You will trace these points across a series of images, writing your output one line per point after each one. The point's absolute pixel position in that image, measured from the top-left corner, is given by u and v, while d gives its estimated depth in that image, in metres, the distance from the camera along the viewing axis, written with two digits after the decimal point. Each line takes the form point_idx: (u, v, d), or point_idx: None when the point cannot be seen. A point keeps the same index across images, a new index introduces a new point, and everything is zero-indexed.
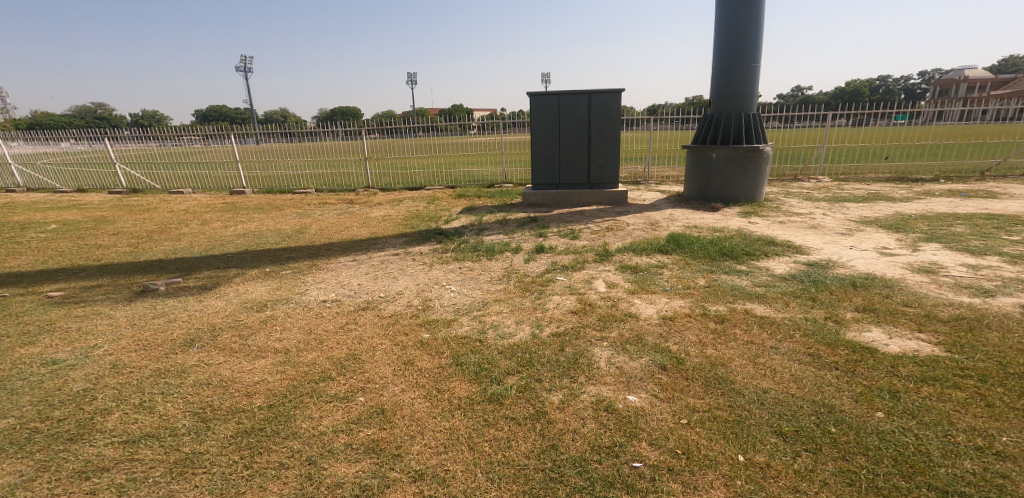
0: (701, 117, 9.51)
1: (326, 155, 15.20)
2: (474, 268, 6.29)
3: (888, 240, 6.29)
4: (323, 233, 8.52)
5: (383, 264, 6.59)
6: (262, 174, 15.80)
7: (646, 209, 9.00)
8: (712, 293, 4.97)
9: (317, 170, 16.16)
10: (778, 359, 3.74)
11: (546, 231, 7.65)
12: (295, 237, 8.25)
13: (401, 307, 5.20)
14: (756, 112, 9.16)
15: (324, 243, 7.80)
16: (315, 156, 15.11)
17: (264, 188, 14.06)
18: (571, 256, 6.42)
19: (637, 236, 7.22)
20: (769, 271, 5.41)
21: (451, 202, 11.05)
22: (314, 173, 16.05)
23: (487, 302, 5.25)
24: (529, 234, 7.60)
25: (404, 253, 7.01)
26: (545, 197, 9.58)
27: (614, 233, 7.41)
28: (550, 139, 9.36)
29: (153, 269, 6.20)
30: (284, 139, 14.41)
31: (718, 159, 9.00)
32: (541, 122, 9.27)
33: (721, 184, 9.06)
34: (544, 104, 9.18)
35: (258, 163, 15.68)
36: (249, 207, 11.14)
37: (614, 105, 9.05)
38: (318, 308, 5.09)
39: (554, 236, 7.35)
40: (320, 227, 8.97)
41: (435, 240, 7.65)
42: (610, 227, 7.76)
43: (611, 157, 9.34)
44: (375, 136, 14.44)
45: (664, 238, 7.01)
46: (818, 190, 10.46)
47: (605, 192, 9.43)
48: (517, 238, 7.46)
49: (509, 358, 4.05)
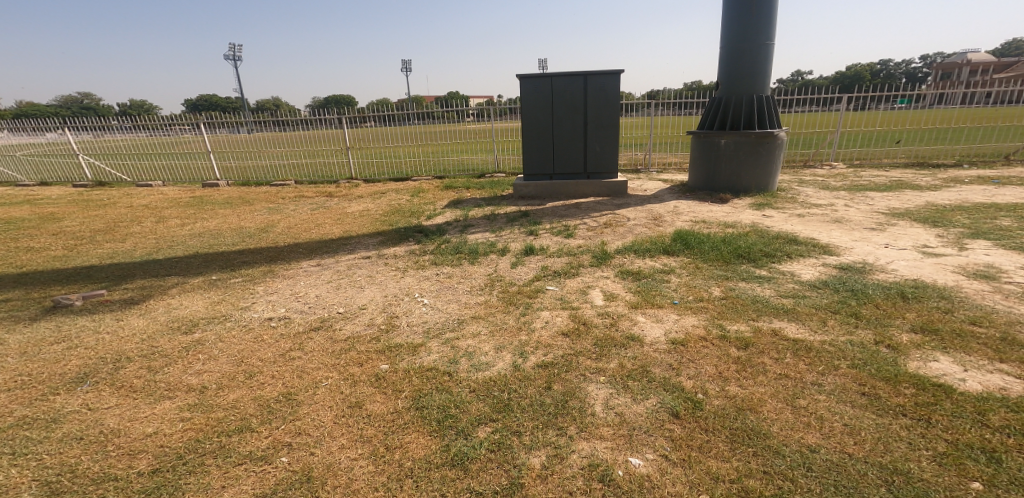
0: (708, 100, 8.57)
1: (306, 144, 14.26)
2: (452, 275, 5.45)
3: (928, 236, 5.43)
4: (289, 230, 7.64)
5: (348, 269, 5.74)
6: (238, 165, 14.86)
7: (649, 201, 8.13)
8: (732, 307, 4.13)
9: (298, 160, 15.22)
10: (823, 402, 2.92)
11: (537, 228, 6.79)
12: (256, 234, 7.37)
13: (360, 327, 4.36)
14: (770, 94, 8.21)
15: (287, 241, 6.92)
16: (294, 146, 14.16)
17: (238, 179, 13.12)
18: (565, 259, 5.57)
19: (640, 233, 6.37)
20: (797, 276, 4.58)
21: (436, 194, 10.15)
22: (295, 164, 15.09)
23: (463, 319, 4.42)
24: (518, 231, 6.75)
25: (375, 256, 6.15)
26: (538, 188, 8.69)
27: (613, 230, 6.55)
28: (543, 127, 8.46)
29: (78, 279, 5.36)
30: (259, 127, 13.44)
31: (727, 147, 8.12)
32: (532, 108, 8.35)
33: (730, 173, 8.18)
34: (535, 88, 8.26)
35: (235, 154, 14.74)
36: (216, 200, 10.26)
37: (612, 88, 8.15)
38: (260, 328, 4.27)
39: (546, 234, 6.49)
40: (288, 224, 8.09)
41: (412, 239, 6.79)
42: (609, 223, 6.90)
43: (609, 145, 8.46)
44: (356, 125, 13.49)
45: (670, 235, 6.16)
46: (834, 178, 9.58)
47: (604, 182, 8.54)
48: (504, 236, 6.60)
49: (481, 401, 3.26)
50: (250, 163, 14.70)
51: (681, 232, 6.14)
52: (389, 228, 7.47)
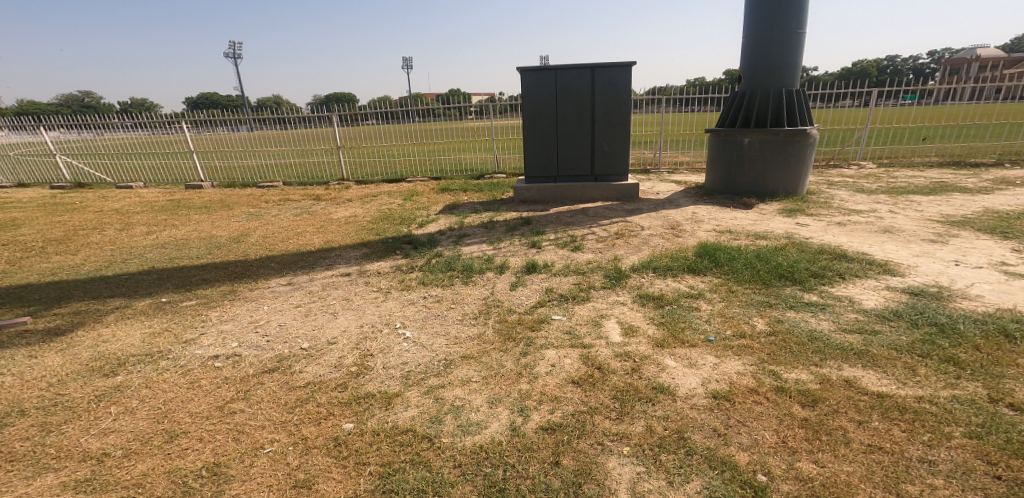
0: (729, 94, 7.61)
1: (294, 144, 13.42)
2: (442, 298, 4.66)
3: (1003, 250, 4.62)
4: (263, 238, 6.82)
5: (322, 290, 4.95)
6: (223, 164, 14.00)
7: (665, 206, 7.31)
8: (784, 348, 3.35)
9: (286, 160, 14.37)
10: (943, 490, 2.19)
11: (541, 239, 5.99)
12: (225, 243, 6.54)
13: (324, 369, 3.58)
14: (800, 88, 7.25)
15: (259, 253, 6.11)
16: (281, 145, 13.31)
17: (223, 179, 12.27)
18: (574, 279, 4.78)
19: (658, 246, 5.56)
20: (857, 304, 3.78)
21: (431, 197, 9.33)
22: (284, 164, 14.25)
23: (452, 361, 3.66)
24: (519, 242, 5.97)
25: (355, 273, 5.36)
26: (541, 191, 7.85)
27: (628, 242, 5.75)
28: (546, 125, 7.63)
29: (5, 302, 4.58)
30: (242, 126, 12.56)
31: (751, 146, 7.15)
32: (534, 104, 7.53)
33: (752, 174, 7.22)
34: (537, 81, 7.44)
35: (219, 153, 13.87)
36: (194, 203, 9.46)
37: (623, 81, 7.35)
38: (200, 369, 3.49)
39: (551, 247, 5.70)
40: (264, 231, 7.29)
41: (398, 251, 6.00)
42: (622, 233, 6.10)
43: (620, 145, 7.63)
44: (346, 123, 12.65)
45: (694, 248, 5.36)
46: (866, 179, 8.73)
47: (613, 186, 7.71)
48: (503, 249, 5.80)
49: (470, 482, 2.51)
50: (235, 163, 13.85)
51: (707, 244, 5.35)
52: (375, 237, 6.67)
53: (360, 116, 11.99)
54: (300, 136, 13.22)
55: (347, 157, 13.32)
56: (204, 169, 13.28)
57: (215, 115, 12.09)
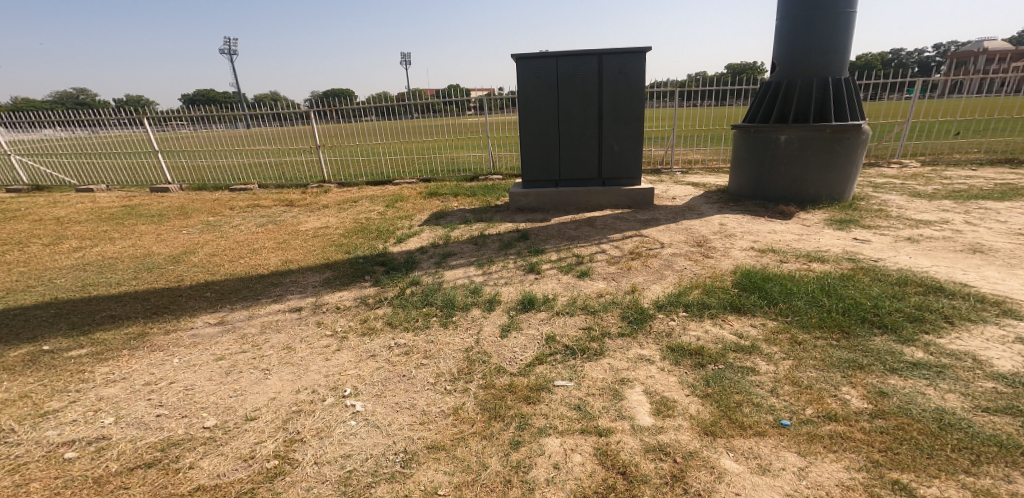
0: (760, 84, 6.37)
1: (269, 143, 12.22)
2: (411, 349, 3.60)
3: None
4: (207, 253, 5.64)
5: (259, 331, 3.83)
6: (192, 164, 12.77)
7: (686, 214, 6.19)
8: (907, 443, 2.33)
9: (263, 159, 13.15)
10: None
11: (540, 261, 4.90)
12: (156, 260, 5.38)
13: (229, 466, 2.52)
14: (849, 76, 5.98)
15: (197, 278, 4.79)
16: (255, 144, 12.10)
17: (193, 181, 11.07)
18: (582, 323, 3.73)
19: (687, 271, 4.47)
20: (987, 366, 2.75)
21: (417, 202, 8.16)
22: (261, 164, 13.04)
23: (414, 457, 2.59)
24: (513, 265, 4.88)
25: (308, 305, 4.24)
26: (541, 198, 6.73)
27: (648, 265, 4.67)
28: (545, 121, 6.51)
29: None
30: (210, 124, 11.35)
31: (790, 145, 5.92)
32: (531, 96, 6.41)
33: (789, 177, 6.02)
34: (534, 71, 6.32)
35: (188, 152, 12.65)
36: (149, 207, 8.34)
37: (635, 70, 6.22)
38: (39, 464, 2.50)
39: (553, 274, 4.62)
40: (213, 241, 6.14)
41: (365, 275, 4.89)
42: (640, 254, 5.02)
43: (632, 145, 6.49)
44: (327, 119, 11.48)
45: (733, 272, 4.28)
46: (916, 180, 7.61)
47: (625, 191, 6.59)
48: (494, 276, 4.71)
49: None
50: (207, 163, 12.65)
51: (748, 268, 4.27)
52: (342, 254, 5.53)
53: (352, 113, 10.99)
54: (277, 133, 11.97)
55: (327, 157, 12.12)
56: (170, 170, 11.97)
57: (180, 111, 10.83)
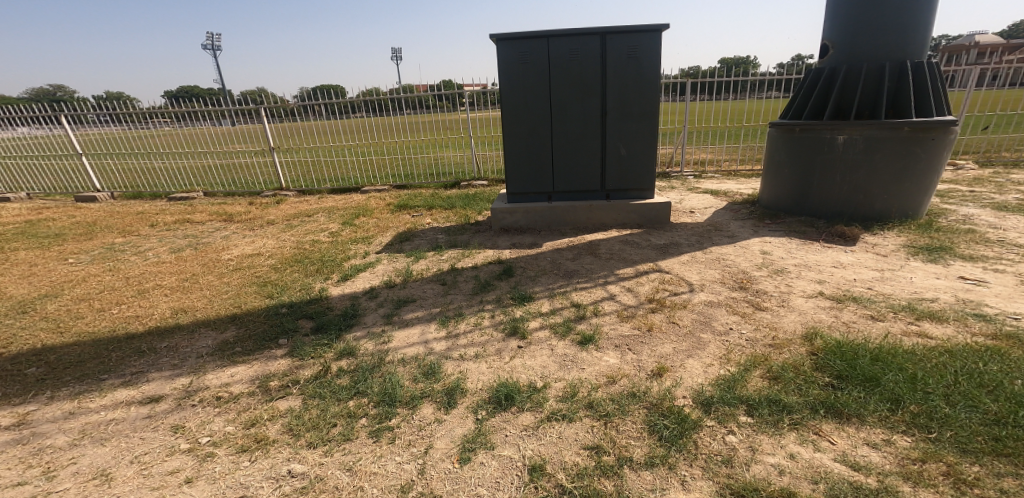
0: (807, 71, 4.96)
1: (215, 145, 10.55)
2: (312, 485, 2.27)
3: None
4: (69, 294, 4.15)
5: (66, 445, 2.49)
6: (128, 169, 11.07)
7: (713, 235, 4.82)
8: None
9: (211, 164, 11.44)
10: None
11: (524, 323, 3.57)
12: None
13: None
14: (929, 58, 4.54)
15: (30, 343, 3.38)
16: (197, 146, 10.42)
17: (122, 188, 9.42)
18: (587, 437, 2.49)
19: (733, 344, 3.15)
20: None
21: (379, 215, 6.71)
22: (207, 169, 11.32)
23: None
24: (488, 329, 3.55)
25: (172, 392, 2.87)
26: (529, 215, 5.32)
27: (673, 330, 3.37)
28: (535, 119, 5.10)
29: None
30: (141, 123, 9.68)
31: (849, 147, 4.43)
32: (516, 87, 4.99)
33: (847, 189, 4.54)
34: (520, 54, 4.91)
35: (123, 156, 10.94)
36: (56, 222, 6.89)
37: (648, 54, 4.84)
38: None
39: (540, 345, 3.29)
40: (95, 271, 4.68)
41: (277, 334, 3.49)
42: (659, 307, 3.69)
43: (642, 149, 5.11)
44: (283, 117, 9.93)
45: (810, 350, 2.94)
46: (990, 186, 6.24)
47: (634, 207, 5.20)
48: (459, 348, 3.37)
49: None
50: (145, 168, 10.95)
51: (832, 339, 2.96)
52: (256, 294, 4.12)
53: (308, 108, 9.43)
54: (223, 130, 10.38)
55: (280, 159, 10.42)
56: (100, 176, 10.30)
57: (103, 108, 9.16)
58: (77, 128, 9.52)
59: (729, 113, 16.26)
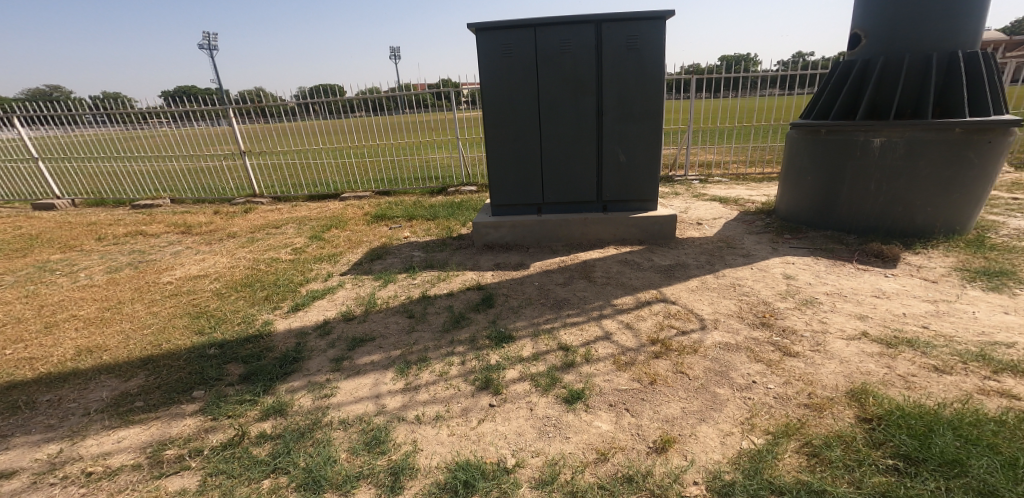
0: (835, 66, 4.30)
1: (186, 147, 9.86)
2: None
3: None
4: None
5: None
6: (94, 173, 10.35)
7: (725, 253, 4.15)
8: None
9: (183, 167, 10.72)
10: None
11: (499, 373, 2.94)
12: None
13: None
14: (983, 48, 3.85)
15: None
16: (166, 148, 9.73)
17: (82, 194, 8.72)
18: None
19: (758, 404, 2.51)
20: None
21: (351, 225, 6.01)
22: (180, 173, 10.61)
23: None
24: (454, 380, 2.92)
25: (31, 465, 2.29)
26: (514, 230, 4.66)
27: (683, 385, 2.73)
28: (520, 122, 4.44)
29: None
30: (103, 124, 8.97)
31: (888, 152, 3.73)
32: (499, 83, 4.33)
33: (884, 201, 3.84)
34: (503, 45, 4.25)
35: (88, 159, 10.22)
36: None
37: (649, 45, 4.18)
38: None
39: (516, 404, 2.69)
40: (8, 299, 4.04)
41: (191, 382, 2.88)
42: (663, 350, 3.05)
43: (643, 155, 4.45)
44: (258, 117, 9.25)
45: (861, 418, 2.30)
46: None
47: (633, 221, 4.54)
48: (417, 405, 2.74)
49: None
50: (112, 171, 10.24)
51: (893, 404, 2.33)
52: (185, 327, 3.49)
53: (282, 108, 8.75)
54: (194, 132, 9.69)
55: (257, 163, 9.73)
56: (62, 181, 9.60)
57: (60, 107, 8.48)
58: (34, 130, 8.82)
59: (737, 111, 15.46)
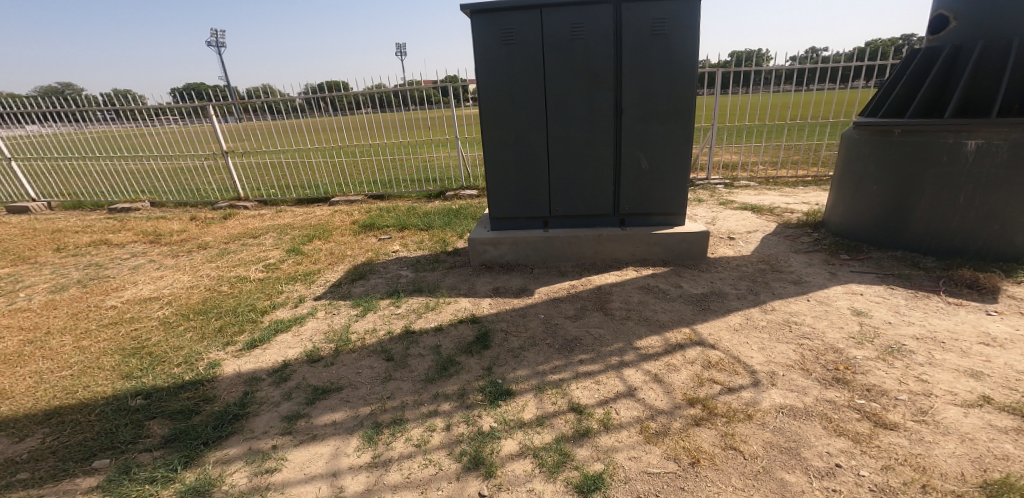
0: (909, 59, 3.68)
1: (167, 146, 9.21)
2: None
3: None
4: None
5: None
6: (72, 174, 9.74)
7: (770, 277, 3.45)
8: None
9: (167, 167, 10.08)
10: None
11: (493, 445, 2.29)
12: None
13: None
14: None
15: None
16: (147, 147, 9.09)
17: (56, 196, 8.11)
18: None
19: None
20: None
21: (336, 235, 5.37)
22: (163, 173, 9.97)
23: None
24: (435, 454, 2.27)
25: None
26: (515, 248, 3.99)
27: (738, 469, 2.06)
28: (525, 121, 3.76)
29: None
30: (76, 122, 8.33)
31: (983, 158, 3.01)
32: (499, 76, 3.65)
33: (976, 218, 3.11)
34: (505, 30, 3.55)
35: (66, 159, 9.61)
36: None
37: (679, 29, 3.46)
38: None
39: (515, 493, 2.03)
40: None
41: (93, 448, 2.28)
42: (704, 414, 2.39)
43: (668, 160, 3.76)
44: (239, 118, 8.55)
45: None
46: None
47: (657, 238, 3.85)
48: (384, 492, 2.08)
49: None
50: (91, 172, 9.62)
51: None
52: (110, 369, 2.87)
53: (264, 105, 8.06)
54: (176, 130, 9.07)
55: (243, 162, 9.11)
56: (38, 183, 9.00)
57: (30, 104, 7.88)
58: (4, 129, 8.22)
59: (755, 106, 14.54)
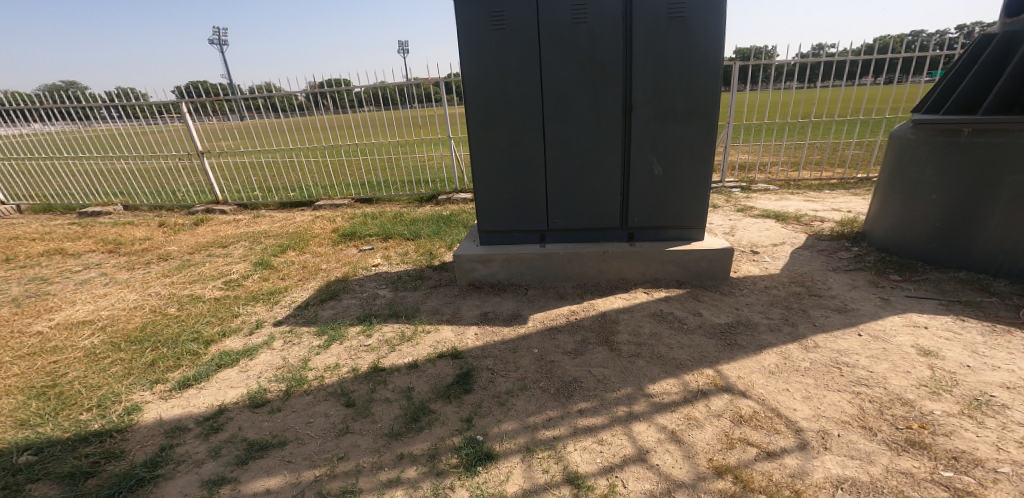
0: (976, 52, 3.18)
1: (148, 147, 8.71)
2: None
3: None
4: None
5: None
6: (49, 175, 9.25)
7: (807, 303, 2.91)
8: None
9: (150, 168, 9.58)
10: None
11: None
12: None
13: None
14: None
15: None
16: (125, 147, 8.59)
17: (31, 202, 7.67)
18: None
19: None
20: None
21: (313, 245, 4.86)
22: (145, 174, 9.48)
23: None
24: None
25: None
26: (508, 266, 3.46)
27: None
28: (518, 120, 3.21)
29: None
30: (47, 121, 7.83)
31: None
32: (488, 67, 3.11)
33: None
34: (494, 13, 3.01)
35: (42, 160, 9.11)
36: None
37: (701, 11, 2.91)
38: None
39: None
40: None
41: None
42: (736, 490, 1.85)
43: (685, 166, 3.22)
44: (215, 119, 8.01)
45: None
46: None
47: (672, 255, 3.31)
48: None
49: None
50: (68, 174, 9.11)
51: None
52: (3, 414, 2.39)
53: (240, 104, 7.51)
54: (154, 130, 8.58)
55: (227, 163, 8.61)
56: None
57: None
58: None
59: (764, 104, 13.92)
